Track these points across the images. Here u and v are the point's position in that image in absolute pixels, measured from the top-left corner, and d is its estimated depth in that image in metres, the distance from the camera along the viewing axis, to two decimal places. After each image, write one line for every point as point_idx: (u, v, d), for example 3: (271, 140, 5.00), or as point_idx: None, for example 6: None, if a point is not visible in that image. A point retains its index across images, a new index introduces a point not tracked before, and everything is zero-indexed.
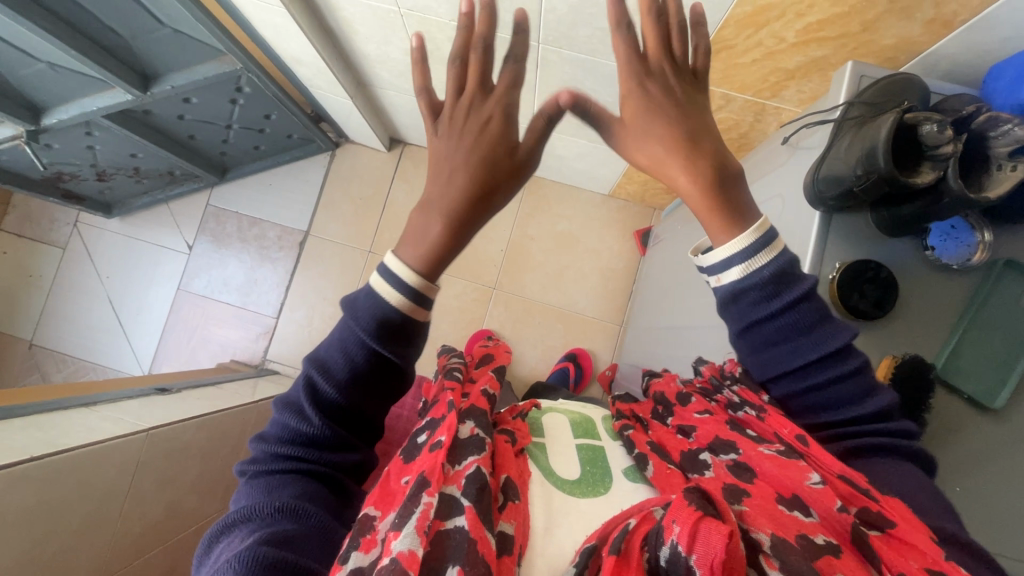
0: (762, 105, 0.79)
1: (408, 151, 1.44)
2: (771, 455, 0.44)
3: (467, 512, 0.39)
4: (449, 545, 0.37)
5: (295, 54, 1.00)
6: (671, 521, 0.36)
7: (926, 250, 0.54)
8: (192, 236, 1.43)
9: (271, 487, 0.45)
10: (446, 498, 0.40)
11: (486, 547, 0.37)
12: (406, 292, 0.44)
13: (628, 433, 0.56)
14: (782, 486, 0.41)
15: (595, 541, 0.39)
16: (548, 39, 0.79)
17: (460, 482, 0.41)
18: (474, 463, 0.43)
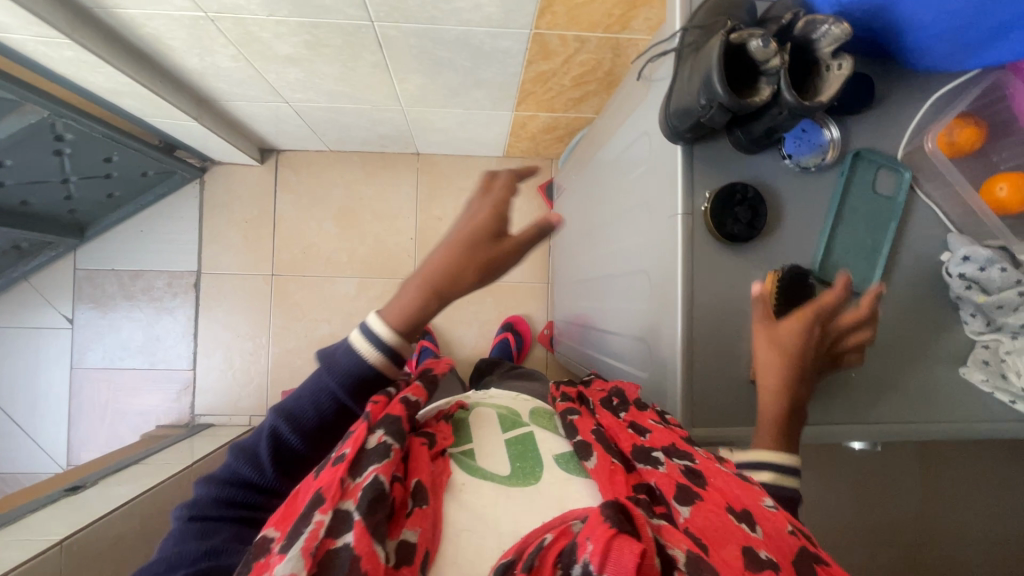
0: (616, 39, 0.77)
1: (284, 158, 1.34)
2: (727, 473, 0.43)
3: (356, 526, 0.33)
4: (332, 565, 0.32)
5: (109, 86, 0.87)
6: (585, 539, 0.33)
7: (785, 158, 0.55)
8: (69, 308, 1.28)
9: (197, 533, 0.42)
10: (341, 514, 0.34)
11: (373, 565, 0.32)
12: (382, 350, 0.46)
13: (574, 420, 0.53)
14: (734, 498, 0.40)
15: (510, 557, 0.35)
16: (382, 15, 0.72)
17: (358, 495, 0.36)
18: (373, 471, 0.37)
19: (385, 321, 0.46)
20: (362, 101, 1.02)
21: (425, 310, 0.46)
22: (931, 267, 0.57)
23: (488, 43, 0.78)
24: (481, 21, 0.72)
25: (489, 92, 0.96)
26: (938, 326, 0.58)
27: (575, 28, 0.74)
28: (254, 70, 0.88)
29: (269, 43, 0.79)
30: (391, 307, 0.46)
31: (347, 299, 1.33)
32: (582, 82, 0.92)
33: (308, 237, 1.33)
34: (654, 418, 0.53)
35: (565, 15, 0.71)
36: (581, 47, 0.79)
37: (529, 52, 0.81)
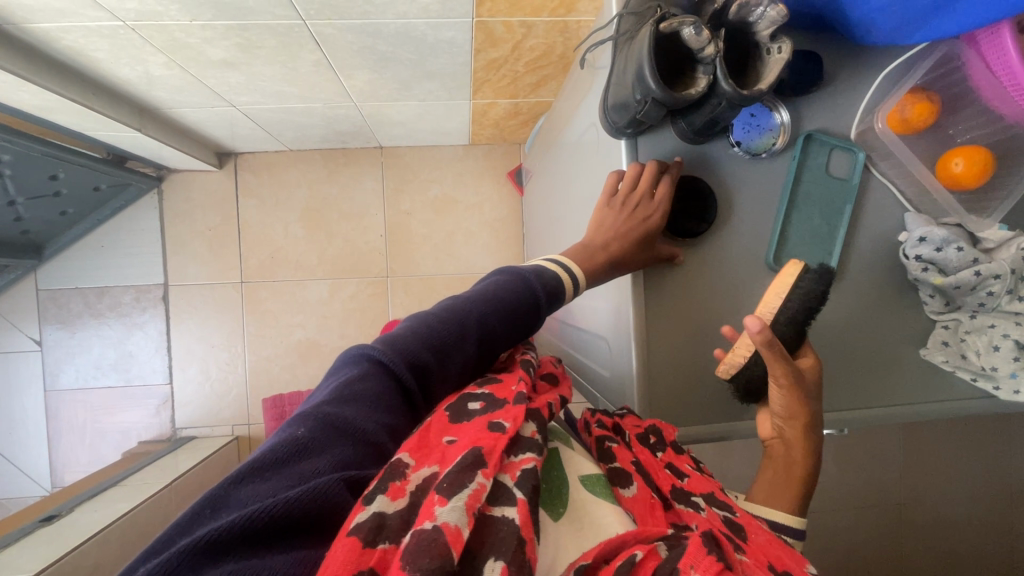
0: (564, 22, 0.73)
1: (243, 161, 1.29)
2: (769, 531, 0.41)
3: (519, 505, 0.34)
4: (494, 534, 0.32)
5: (38, 103, 0.83)
6: (687, 566, 0.31)
7: (734, 146, 0.53)
8: (36, 331, 1.25)
9: (367, 401, 0.39)
10: (498, 486, 0.35)
11: (530, 552, 0.31)
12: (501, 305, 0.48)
13: (611, 447, 0.48)
14: (777, 559, 0.38)
15: (590, 560, 0.34)
16: (312, 13, 0.68)
17: (515, 473, 0.36)
18: (534, 460, 0.37)
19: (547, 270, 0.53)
20: (312, 100, 0.98)
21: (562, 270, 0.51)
22: (890, 248, 0.56)
23: (430, 35, 0.74)
24: (418, 13, 0.68)
25: (442, 82, 0.92)
26: (900, 308, 0.56)
27: (519, 13, 0.70)
28: (190, 76, 0.84)
29: (199, 48, 0.75)
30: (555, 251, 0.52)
31: (320, 302, 1.31)
32: (536, 67, 0.88)
33: (275, 241, 1.30)
34: (691, 464, 0.50)
35: (505, 1, 0.67)
36: (528, 32, 0.76)
37: (476, 41, 0.77)
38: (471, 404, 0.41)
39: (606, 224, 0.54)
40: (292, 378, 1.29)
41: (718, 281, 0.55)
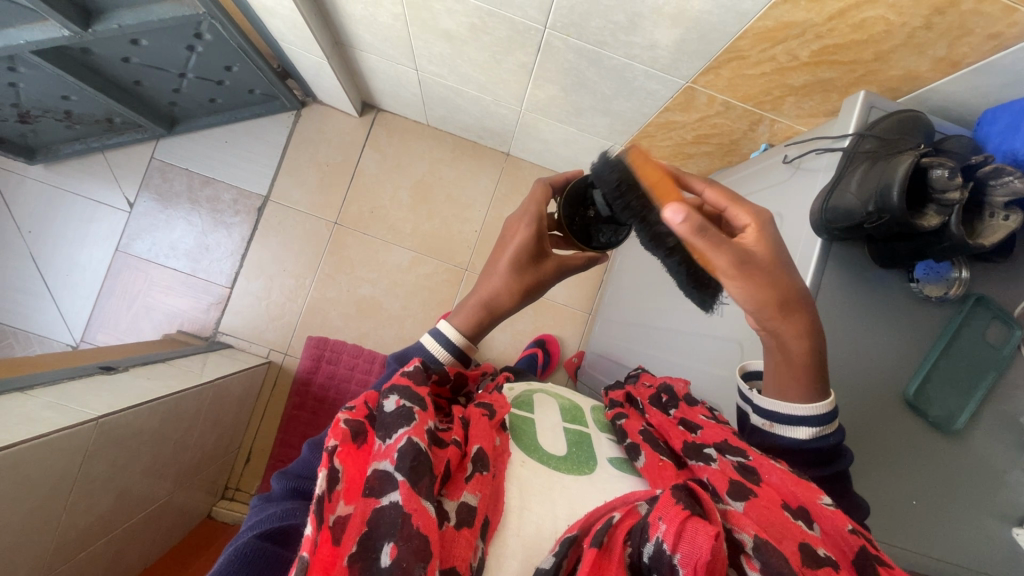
0: (760, 116, 0.80)
1: (382, 118, 1.36)
2: (781, 471, 0.45)
3: (400, 487, 0.37)
4: (378, 525, 0.35)
5: (267, 4, 0.90)
6: (657, 518, 0.36)
7: (911, 282, 0.57)
8: (133, 193, 1.29)
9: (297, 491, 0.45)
10: (379, 473, 0.38)
11: (423, 518, 0.35)
12: (453, 351, 0.56)
13: (623, 423, 0.58)
14: (789, 496, 0.43)
15: (576, 532, 0.39)
16: (558, 25, 0.74)
17: (392, 456, 0.39)
18: (406, 434, 0.40)
19: (456, 326, 0.57)
20: (488, 92, 1.04)
21: (487, 309, 0.57)
22: (1015, 423, 0.59)
23: (639, 81, 0.81)
24: (646, 60, 0.75)
25: (611, 122, 0.98)
26: (1004, 483, 0.59)
27: (728, 93, 0.76)
28: (405, 33, 0.90)
29: (436, 14, 0.82)
30: (458, 315, 0.58)
31: (397, 268, 1.34)
32: (702, 141, 0.94)
33: (380, 199, 1.35)
34: (704, 414, 0.56)
35: (726, 80, 0.73)
36: (723, 112, 0.82)
37: (673, 100, 0.83)
38: (387, 406, 0.43)
39: (504, 244, 0.58)
40: (343, 328, 1.31)
41: (858, 391, 0.58)
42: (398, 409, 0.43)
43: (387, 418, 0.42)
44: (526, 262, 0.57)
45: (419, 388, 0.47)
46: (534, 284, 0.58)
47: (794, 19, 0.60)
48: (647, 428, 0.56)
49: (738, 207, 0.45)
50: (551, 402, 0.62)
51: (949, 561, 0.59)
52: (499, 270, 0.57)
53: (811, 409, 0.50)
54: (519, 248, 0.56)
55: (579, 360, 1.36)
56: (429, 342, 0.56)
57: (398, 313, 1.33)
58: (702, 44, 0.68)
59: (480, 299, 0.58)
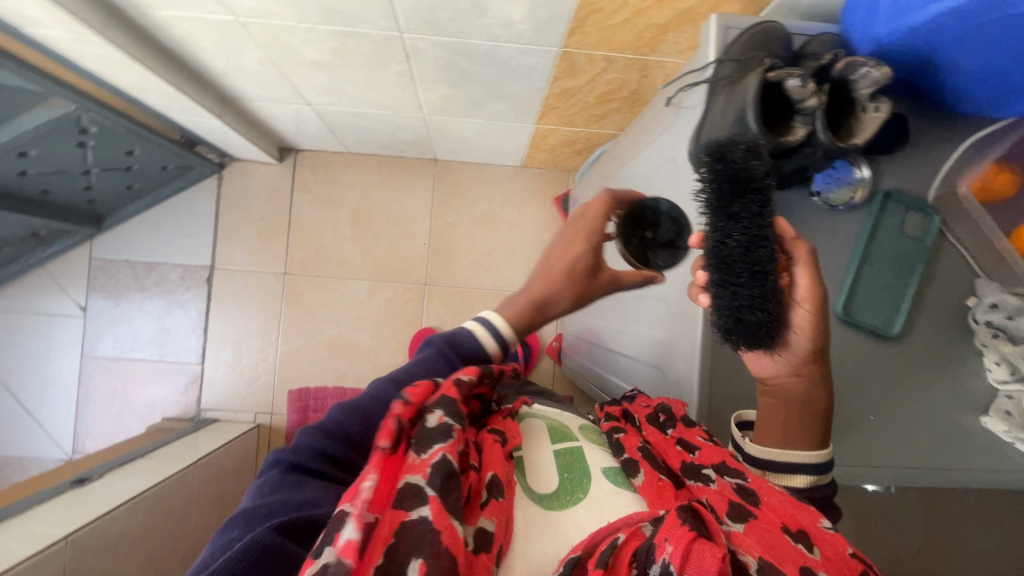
0: (644, 61, 0.76)
1: (302, 158, 1.34)
2: (782, 492, 0.41)
3: (432, 503, 0.33)
4: (410, 539, 0.31)
5: (137, 84, 0.87)
6: (663, 539, 0.34)
7: (813, 196, 0.54)
8: (83, 297, 1.29)
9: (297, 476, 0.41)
10: (409, 487, 0.34)
11: (453, 540, 0.31)
12: (499, 341, 0.51)
13: (619, 438, 0.52)
14: (788, 518, 0.38)
15: (580, 552, 0.36)
16: (412, 28, 0.71)
17: (425, 471, 0.35)
18: (441, 450, 0.37)
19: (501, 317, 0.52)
20: (385, 107, 1.02)
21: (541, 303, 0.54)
22: (955, 311, 0.56)
23: (515, 59, 0.78)
24: (510, 38, 0.72)
25: (511, 104, 0.95)
26: (960, 373, 0.57)
27: (603, 48, 0.73)
28: (279, 74, 0.88)
29: (296, 48, 0.79)
30: (504, 308, 0.54)
31: (357, 301, 1.33)
32: (605, 100, 0.91)
33: (322, 237, 1.34)
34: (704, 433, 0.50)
35: (594, 36, 0.70)
36: (608, 67, 0.79)
37: (555, 69, 0.81)
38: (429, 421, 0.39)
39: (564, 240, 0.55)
40: (321, 373, 1.31)
41: None
42: (441, 425, 0.39)
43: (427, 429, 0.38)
44: (580, 266, 0.54)
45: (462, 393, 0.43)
46: (581, 288, 0.55)
47: None
48: (644, 446, 0.50)
49: (797, 238, 0.42)
50: (534, 421, 0.54)
51: (926, 468, 0.57)
52: (567, 260, 0.54)
53: (817, 456, 0.47)
54: (583, 247, 0.54)
55: (559, 343, 1.34)
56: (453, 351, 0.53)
57: (370, 345, 1.32)
58: (553, 8, 0.65)
59: (533, 296, 0.53)
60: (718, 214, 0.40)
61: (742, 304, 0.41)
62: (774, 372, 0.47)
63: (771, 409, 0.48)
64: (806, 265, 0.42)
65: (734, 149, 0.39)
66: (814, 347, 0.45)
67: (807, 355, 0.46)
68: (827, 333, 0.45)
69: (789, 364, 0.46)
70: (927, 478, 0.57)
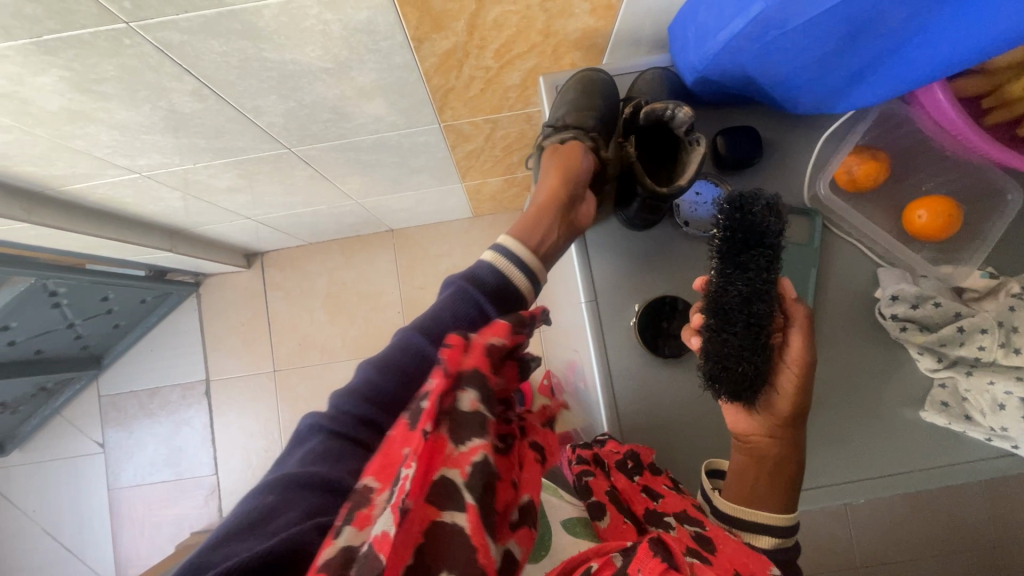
0: (525, 113, 0.77)
1: (269, 259, 1.40)
2: (735, 538, 0.41)
3: (469, 510, 0.33)
4: (446, 547, 0.31)
5: (83, 244, 0.94)
6: (634, 569, 0.33)
7: (683, 226, 0.54)
8: (99, 434, 1.37)
9: (332, 455, 0.39)
10: (443, 483, 0.33)
11: (487, 558, 0.31)
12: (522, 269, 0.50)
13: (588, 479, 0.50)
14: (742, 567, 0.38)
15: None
16: (294, 142, 0.75)
17: (464, 468, 0.34)
18: (479, 446, 0.35)
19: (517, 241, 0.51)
20: (316, 204, 1.06)
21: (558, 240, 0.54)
22: (867, 305, 0.53)
23: (404, 141, 0.80)
24: (387, 127, 0.74)
25: (428, 174, 0.98)
26: (886, 368, 0.53)
27: (479, 114, 0.75)
28: (204, 203, 0.93)
29: (206, 182, 0.84)
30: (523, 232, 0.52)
31: (347, 381, 1.36)
32: (512, 149, 0.92)
33: (302, 328, 1.38)
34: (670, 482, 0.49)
35: (463, 108, 0.72)
36: (495, 126, 0.80)
37: (447, 139, 0.82)
38: (461, 402, 0.36)
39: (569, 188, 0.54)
40: None
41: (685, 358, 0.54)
42: (477, 414, 0.36)
43: (466, 418, 0.36)
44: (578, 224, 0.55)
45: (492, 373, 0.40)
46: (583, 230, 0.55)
47: (448, 47, 0.57)
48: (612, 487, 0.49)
49: (795, 301, 0.45)
50: None
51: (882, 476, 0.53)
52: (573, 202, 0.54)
53: (778, 514, 0.45)
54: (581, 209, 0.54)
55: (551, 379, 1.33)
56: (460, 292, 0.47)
57: None
58: (409, 98, 0.67)
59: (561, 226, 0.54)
60: (729, 259, 0.43)
61: (734, 354, 0.43)
62: (749, 429, 0.47)
63: (742, 466, 0.47)
64: (801, 330, 0.45)
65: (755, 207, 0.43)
66: (794, 412, 0.46)
67: (786, 418, 0.46)
68: (809, 396, 0.46)
69: (766, 428, 0.46)
70: (887, 487, 0.53)
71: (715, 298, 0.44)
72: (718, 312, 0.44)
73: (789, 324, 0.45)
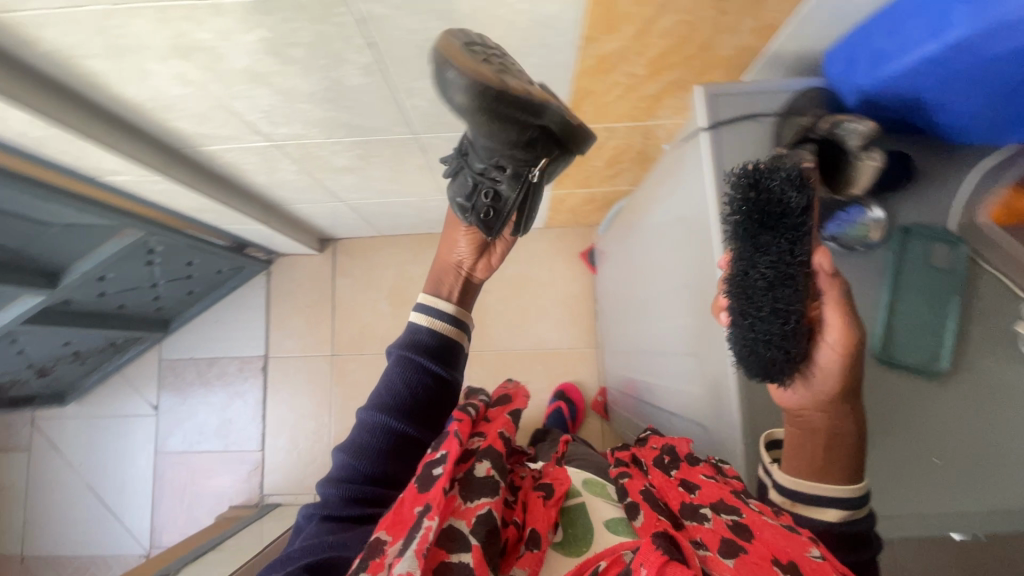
0: (645, 125, 0.80)
1: (341, 246, 1.44)
2: (774, 524, 0.43)
3: (473, 550, 0.39)
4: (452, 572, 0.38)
5: (193, 206, 0.99)
6: (639, 564, 0.39)
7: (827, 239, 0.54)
8: (154, 396, 1.40)
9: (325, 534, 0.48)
10: (449, 530, 0.41)
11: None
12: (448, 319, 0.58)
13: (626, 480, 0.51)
14: (779, 552, 0.40)
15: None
16: (423, 129, 0.78)
17: (469, 517, 0.42)
18: (486, 503, 0.43)
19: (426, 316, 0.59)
20: (410, 195, 1.09)
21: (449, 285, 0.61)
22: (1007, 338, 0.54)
23: None
24: None
25: None
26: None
27: (604, 121, 0.77)
28: (313, 180, 0.97)
29: (326, 159, 0.88)
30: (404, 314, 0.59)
31: None
32: (613, 162, 0.95)
33: (364, 317, 1.41)
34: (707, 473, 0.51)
35: (592, 113, 0.75)
36: (611, 135, 0.83)
37: None
38: (436, 469, 0.45)
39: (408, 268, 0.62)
40: None
41: None
42: (487, 476, 0.46)
43: (475, 481, 0.45)
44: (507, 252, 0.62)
45: (486, 438, 0.51)
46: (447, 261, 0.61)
47: (608, 51, 0.60)
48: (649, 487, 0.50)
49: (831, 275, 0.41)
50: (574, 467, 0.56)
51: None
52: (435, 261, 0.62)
53: (851, 490, 0.46)
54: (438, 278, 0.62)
55: (605, 397, 1.33)
56: (432, 322, 0.58)
57: None
58: None
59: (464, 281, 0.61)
60: (747, 242, 0.42)
61: (761, 339, 0.43)
62: (799, 405, 0.47)
63: (797, 437, 0.48)
64: (834, 307, 0.42)
65: (774, 184, 0.39)
66: (839, 383, 0.44)
67: (832, 392, 0.45)
68: (857, 370, 0.43)
69: (812, 399, 0.46)
70: None
71: (738, 280, 0.44)
72: (742, 297, 0.43)
73: (821, 298, 0.41)
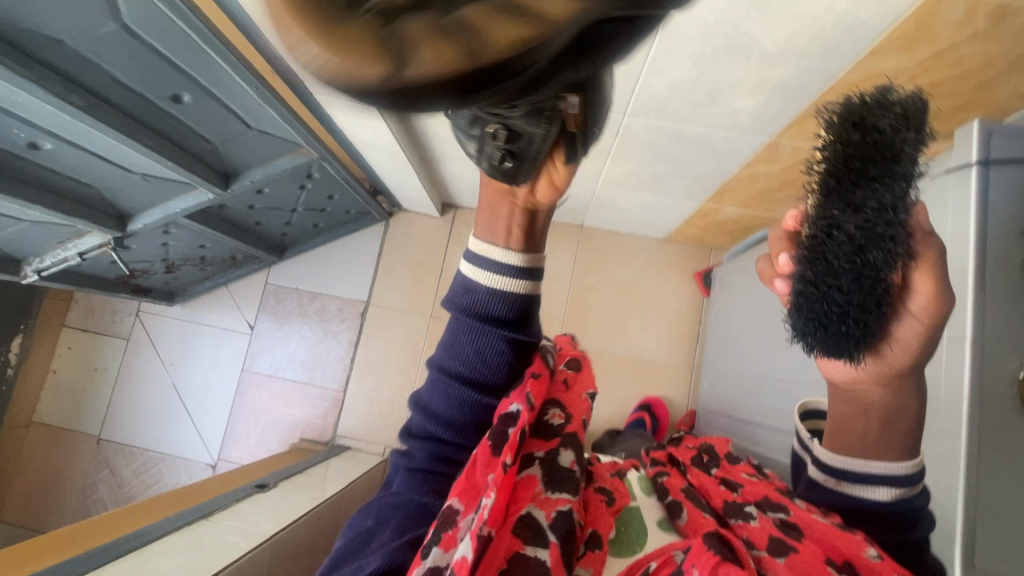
0: None
1: (461, 214, 1.46)
2: (825, 524, 0.45)
3: (551, 547, 0.37)
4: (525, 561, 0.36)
5: (369, 140, 1.02)
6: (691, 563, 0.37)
7: None
8: (253, 315, 1.44)
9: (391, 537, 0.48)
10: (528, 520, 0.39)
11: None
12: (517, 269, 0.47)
13: (666, 478, 0.58)
14: (833, 551, 0.42)
15: None
16: (635, 112, 0.79)
17: (549, 509, 0.40)
18: (566, 499, 0.42)
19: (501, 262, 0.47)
20: None
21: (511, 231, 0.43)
22: None
23: (720, 144, 0.84)
24: (728, 126, 0.78)
25: (690, 183, 1.01)
26: None
27: None
28: None
29: None
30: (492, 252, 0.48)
31: None
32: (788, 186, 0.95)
33: None
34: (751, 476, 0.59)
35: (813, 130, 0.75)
36: None
37: (756, 155, 0.85)
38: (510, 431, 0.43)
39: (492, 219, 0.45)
40: None
41: None
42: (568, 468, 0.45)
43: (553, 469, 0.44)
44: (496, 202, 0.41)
45: (563, 398, 0.51)
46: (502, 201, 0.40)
47: (883, 68, 0.60)
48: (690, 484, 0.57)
49: (926, 236, 0.38)
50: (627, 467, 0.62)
51: None
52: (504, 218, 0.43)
53: (900, 468, 0.46)
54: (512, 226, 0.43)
55: (692, 420, 1.31)
56: (496, 280, 0.47)
57: None
58: (785, 104, 0.71)
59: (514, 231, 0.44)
60: (836, 195, 0.37)
61: (844, 302, 0.39)
62: (855, 378, 0.45)
63: (851, 414, 0.48)
64: (928, 270, 0.38)
65: (882, 119, 0.35)
66: (903, 360, 0.42)
67: (896, 367, 0.43)
68: (930, 345, 0.41)
69: (872, 374, 0.44)
70: None
71: (815, 241, 0.39)
72: (819, 255, 0.39)
73: (915, 260, 0.38)
